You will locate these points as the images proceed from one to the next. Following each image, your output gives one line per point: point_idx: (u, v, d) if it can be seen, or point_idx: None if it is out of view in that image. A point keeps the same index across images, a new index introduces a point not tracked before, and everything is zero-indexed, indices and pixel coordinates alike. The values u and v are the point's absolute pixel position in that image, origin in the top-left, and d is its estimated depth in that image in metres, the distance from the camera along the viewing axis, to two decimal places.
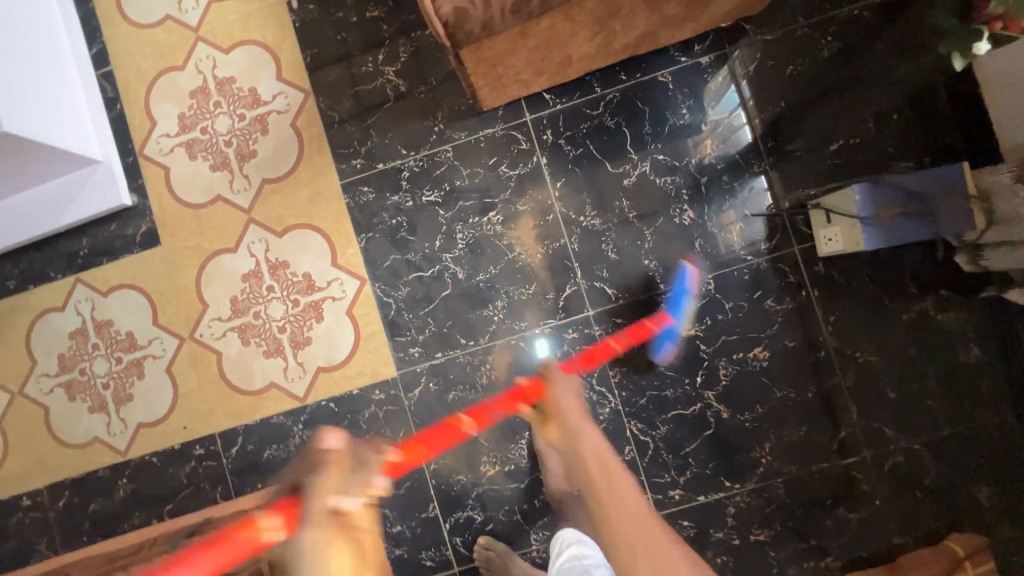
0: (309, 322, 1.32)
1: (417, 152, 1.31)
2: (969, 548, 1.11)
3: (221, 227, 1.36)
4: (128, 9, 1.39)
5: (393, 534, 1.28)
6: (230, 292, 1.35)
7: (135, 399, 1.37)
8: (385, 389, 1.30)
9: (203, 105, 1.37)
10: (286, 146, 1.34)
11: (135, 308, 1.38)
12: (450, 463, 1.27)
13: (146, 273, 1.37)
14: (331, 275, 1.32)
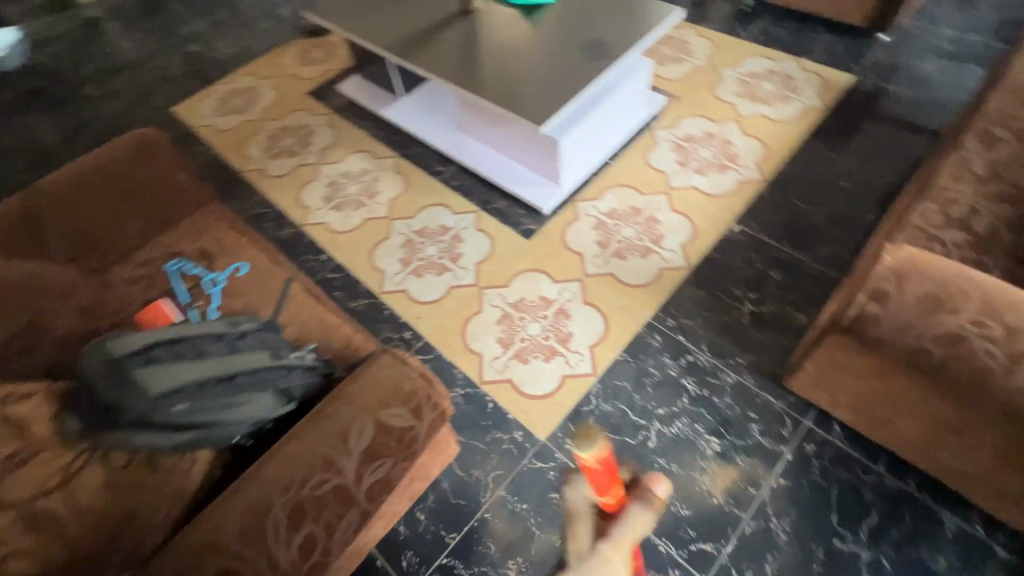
0: (538, 355, 1.60)
1: (711, 356, 1.54)
2: None
3: (563, 266, 1.79)
4: (651, 153, 2.03)
5: (415, 514, 1.38)
6: (524, 293, 1.75)
7: (418, 278, 1.84)
8: (525, 437, 1.46)
9: (630, 215, 1.88)
10: (645, 273, 1.74)
11: (477, 247, 1.88)
12: (500, 529, 1.34)
13: (504, 240, 1.88)
14: (581, 350, 1.60)
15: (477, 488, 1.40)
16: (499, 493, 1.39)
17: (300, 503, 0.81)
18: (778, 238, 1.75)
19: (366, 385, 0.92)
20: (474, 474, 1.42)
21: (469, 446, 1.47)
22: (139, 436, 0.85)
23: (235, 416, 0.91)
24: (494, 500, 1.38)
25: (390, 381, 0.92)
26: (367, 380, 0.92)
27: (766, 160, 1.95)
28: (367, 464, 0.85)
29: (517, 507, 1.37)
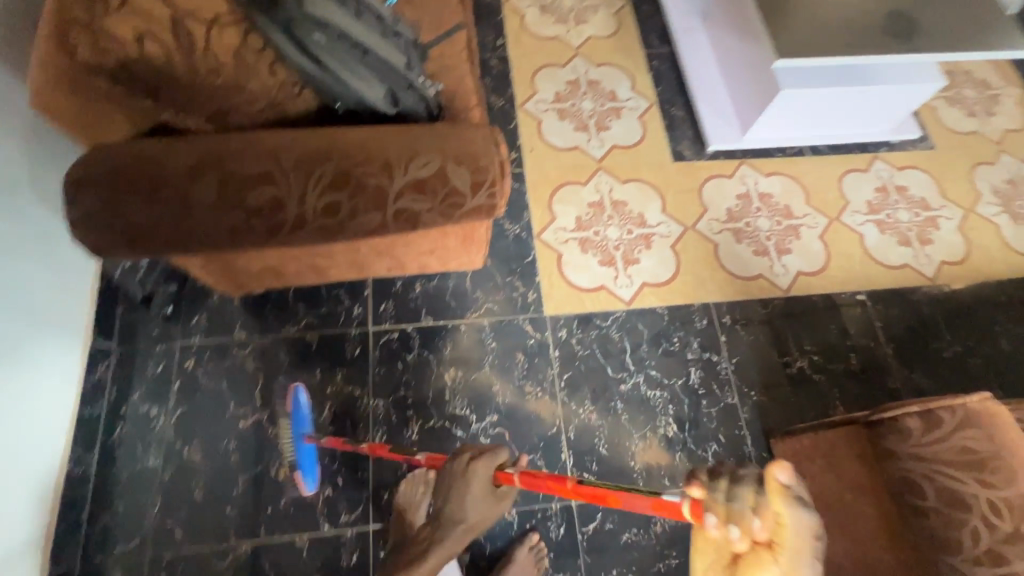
0: (598, 254, 1.59)
1: (731, 372, 1.48)
2: None
3: (681, 205, 1.68)
4: (851, 175, 1.77)
5: (413, 282, 1.50)
6: (630, 199, 1.68)
7: (558, 118, 1.78)
8: (534, 301, 1.51)
9: (778, 212, 1.70)
10: (744, 266, 1.61)
11: (626, 132, 1.78)
12: (462, 343, 1.45)
13: (652, 144, 1.77)
14: (634, 278, 1.56)
15: (469, 303, 1.50)
16: (482, 321, 1.48)
17: (347, 176, 0.89)
18: (892, 338, 1.56)
19: (454, 137, 0.95)
20: (475, 294, 1.51)
21: (488, 272, 1.54)
22: (273, 33, 0.90)
23: (355, 91, 0.96)
24: (475, 322, 1.48)
25: (476, 149, 0.94)
26: (459, 134, 0.95)
27: (953, 268, 1.66)
28: (411, 193, 0.92)
29: (486, 341, 1.46)
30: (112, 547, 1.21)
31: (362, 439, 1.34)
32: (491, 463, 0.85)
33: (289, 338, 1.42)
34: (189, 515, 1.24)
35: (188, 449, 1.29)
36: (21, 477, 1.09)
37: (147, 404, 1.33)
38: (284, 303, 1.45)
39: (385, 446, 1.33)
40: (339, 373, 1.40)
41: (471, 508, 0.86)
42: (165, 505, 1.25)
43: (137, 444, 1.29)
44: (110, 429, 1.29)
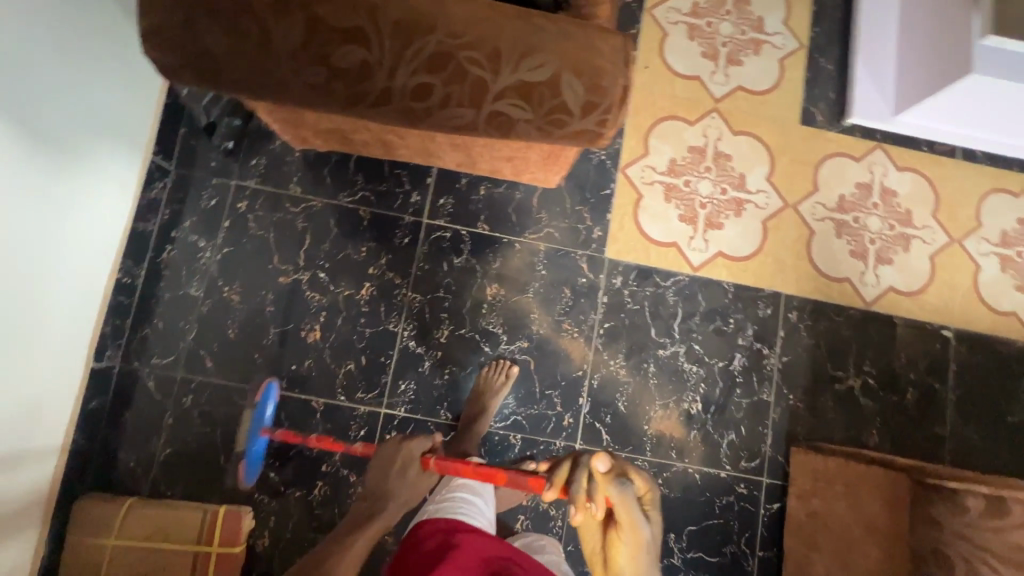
0: (680, 207, 1.44)
1: (776, 369, 1.40)
2: None
3: (790, 177, 1.48)
4: (998, 196, 1.51)
5: (479, 184, 1.40)
6: (734, 155, 1.48)
7: (688, 36, 1.52)
8: (598, 239, 1.41)
9: (896, 214, 1.48)
10: (833, 264, 1.45)
11: (760, 73, 1.52)
12: (512, 261, 1.38)
13: (784, 97, 1.51)
14: (710, 244, 1.43)
15: (530, 222, 1.40)
16: (539, 244, 1.39)
17: (449, 56, 0.76)
18: (962, 385, 1.42)
19: (581, 41, 0.79)
20: (538, 214, 1.40)
21: (560, 194, 1.42)
22: None
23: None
24: (531, 244, 1.39)
25: (600, 63, 0.79)
26: (587, 38, 0.79)
27: None
28: (512, 96, 0.79)
29: (537, 266, 1.38)
30: (149, 357, 1.28)
31: (392, 327, 1.34)
32: (419, 444, 0.96)
33: (342, 208, 1.37)
34: (220, 349, 1.30)
35: (228, 288, 1.32)
36: (78, 275, 1.12)
37: (196, 234, 1.33)
38: (344, 169, 1.38)
39: (412, 340, 1.34)
40: (384, 257, 1.36)
41: (396, 487, 0.94)
42: (200, 334, 1.30)
43: (182, 270, 1.32)
44: (160, 249, 1.31)
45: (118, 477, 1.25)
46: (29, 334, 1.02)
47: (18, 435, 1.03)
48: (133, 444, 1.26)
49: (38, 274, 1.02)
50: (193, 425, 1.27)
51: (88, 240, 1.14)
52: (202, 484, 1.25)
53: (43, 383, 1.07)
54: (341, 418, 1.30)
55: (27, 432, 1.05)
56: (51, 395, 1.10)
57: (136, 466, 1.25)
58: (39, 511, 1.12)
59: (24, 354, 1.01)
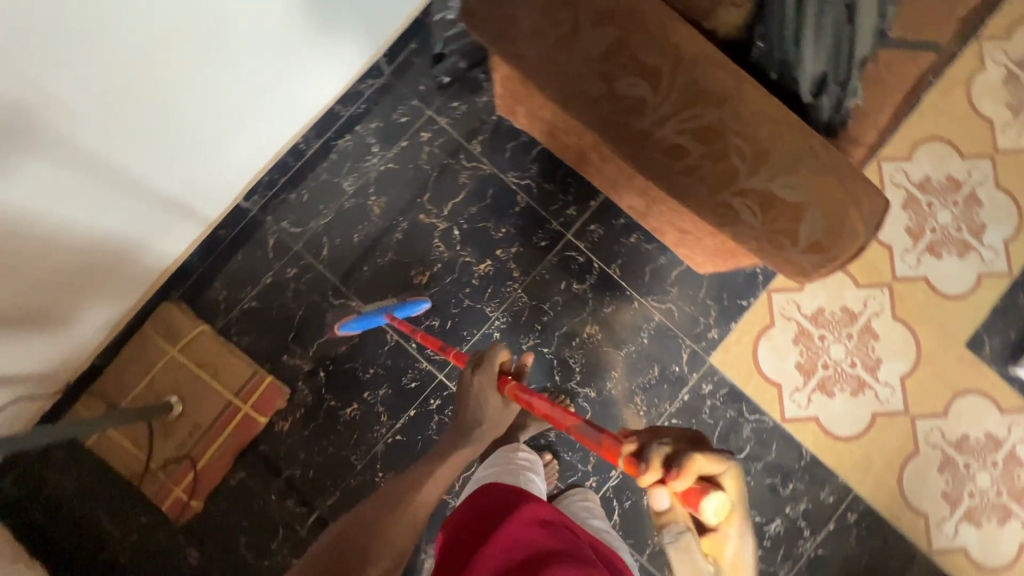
0: (803, 355, 1.38)
1: (807, 556, 1.33)
2: (188, 507, 1.24)
3: (924, 388, 1.39)
4: None
5: (633, 230, 1.39)
6: (882, 337, 1.40)
7: (901, 205, 1.45)
8: (710, 340, 1.37)
9: (1010, 485, 1.36)
10: (919, 494, 1.35)
11: (951, 277, 1.42)
12: (623, 315, 1.37)
13: (962, 311, 1.41)
14: (810, 405, 1.37)
15: (659, 290, 1.38)
16: (655, 314, 1.38)
17: (720, 135, 0.76)
18: None
19: (844, 186, 0.77)
20: (670, 287, 1.38)
21: (699, 280, 1.39)
22: None
23: (776, 41, 0.83)
24: (648, 309, 1.38)
25: (850, 214, 0.77)
26: (850, 186, 0.77)
27: None
28: (752, 200, 0.78)
29: (642, 333, 1.37)
30: (282, 219, 1.36)
31: (488, 310, 1.36)
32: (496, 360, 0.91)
33: (505, 184, 1.40)
34: (339, 245, 1.36)
35: (374, 199, 1.37)
36: (273, 124, 1.24)
37: (374, 138, 1.39)
38: (526, 152, 1.40)
39: (498, 332, 1.36)
40: (515, 247, 1.38)
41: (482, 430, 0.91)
42: (332, 223, 1.36)
43: (346, 162, 1.38)
44: (339, 133, 1.38)
45: (202, 301, 1.33)
46: (212, 151, 1.14)
47: (163, 223, 1.17)
48: (230, 281, 1.34)
49: (249, 105, 1.14)
50: (283, 295, 1.34)
51: (295, 99, 1.24)
52: (265, 347, 1.32)
53: (202, 194, 1.21)
54: (403, 362, 1.33)
55: (172, 224, 1.19)
56: (205, 206, 1.24)
57: (221, 302, 1.33)
58: (145, 287, 1.26)
59: (200, 165, 1.14)
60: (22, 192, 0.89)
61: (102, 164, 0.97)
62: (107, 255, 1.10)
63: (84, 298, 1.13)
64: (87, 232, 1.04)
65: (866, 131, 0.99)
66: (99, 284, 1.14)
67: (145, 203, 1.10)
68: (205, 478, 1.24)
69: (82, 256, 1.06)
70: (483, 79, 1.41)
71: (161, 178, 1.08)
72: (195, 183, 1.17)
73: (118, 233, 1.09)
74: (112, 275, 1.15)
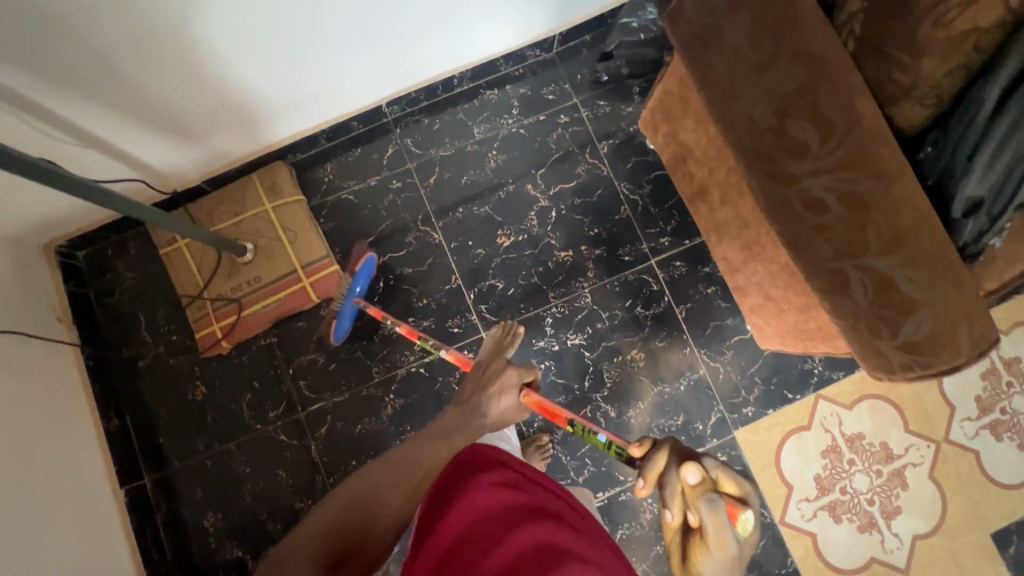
0: (826, 471, 1.35)
1: None
2: (217, 346, 1.30)
3: (933, 557, 1.33)
4: None
5: (713, 282, 1.40)
6: (910, 488, 1.35)
7: (980, 375, 1.41)
8: (742, 415, 1.36)
9: None
10: None
11: (1003, 463, 1.37)
12: (670, 355, 1.38)
13: (1000, 500, 1.35)
14: (814, 521, 1.33)
15: (714, 347, 1.38)
16: (701, 367, 1.37)
17: (866, 206, 0.77)
18: None
19: (967, 301, 0.76)
20: (725, 349, 1.38)
21: (755, 355, 1.38)
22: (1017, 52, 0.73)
23: (942, 150, 0.85)
24: (696, 360, 1.38)
25: (959, 331, 0.76)
26: (974, 305, 0.76)
27: None
28: (869, 278, 0.78)
29: (682, 379, 1.37)
30: (408, 136, 1.44)
31: (550, 294, 1.39)
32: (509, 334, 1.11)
33: (614, 191, 1.43)
34: (446, 180, 1.42)
35: (494, 154, 1.44)
36: (435, 52, 1.31)
37: (518, 103, 1.46)
38: (646, 171, 1.44)
39: (550, 319, 1.38)
40: (599, 249, 1.41)
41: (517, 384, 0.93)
42: (449, 158, 1.43)
43: (485, 112, 1.45)
44: (490, 85, 1.46)
45: (309, 176, 1.41)
46: (377, 49, 1.22)
47: (307, 91, 1.25)
48: (340, 170, 1.42)
49: (421, 30, 1.22)
50: (379, 201, 1.41)
51: (464, 38, 1.31)
52: (343, 238, 1.39)
53: (350, 84, 1.29)
54: (454, 306, 1.37)
55: (313, 96, 1.27)
56: (346, 96, 1.32)
57: (324, 184, 1.41)
58: (266, 144, 1.35)
59: (361, 56, 1.22)
60: (214, 10, 0.98)
61: (289, 18, 1.05)
62: (251, 97, 1.19)
63: (215, 125, 1.22)
64: (247, 69, 1.13)
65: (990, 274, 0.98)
66: (232, 119, 1.23)
67: (302, 67, 1.18)
68: (242, 328, 1.30)
69: (233, 86, 1.15)
70: (636, 92, 1.46)
71: (325, 51, 1.17)
72: (344, 79, 1.27)
73: (269, 83, 1.18)
74: (247, 117, 1.24)
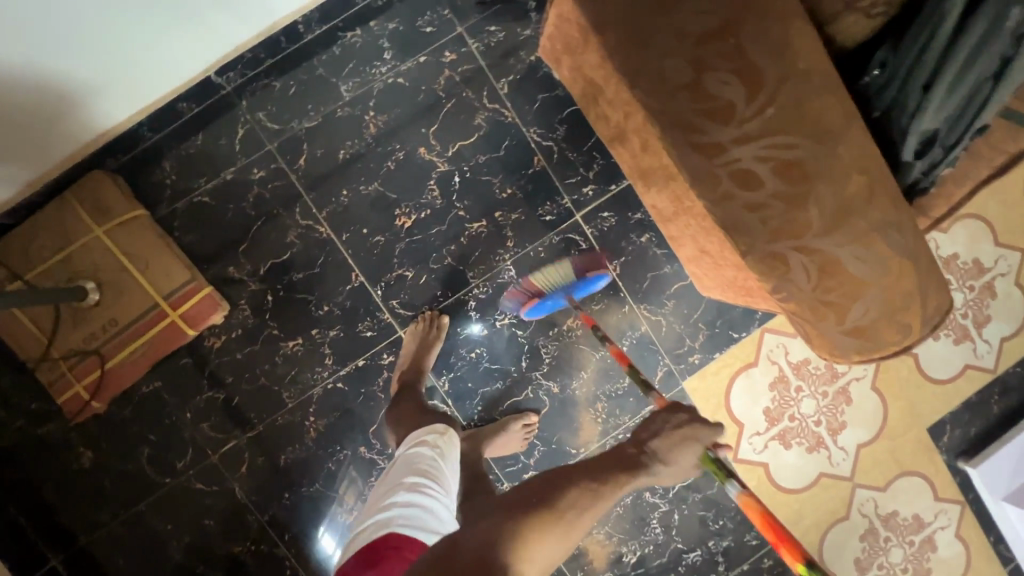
0: (774, 402, 1.33)
1: None
2: (88, 407, 1.10)
3: (874, 461, 1.38)
4: None
5: (646, 229, 1.26)
6: (853, 401, 1.37)
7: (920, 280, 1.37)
8: (690, 364, 1.30)
9: (918, 565, 1.39)
10: (833, 553, 1.37)
11: (937, 361, 1.39)
12: (610, 318, 1.27)
13: (935, 397, 1.39)
14: (764, 452, 1.34)
15: (654, 300, 1.28)
16: (643, 324, 1.28)
17: (805, 178, 0.63)
18: None
19: (915, 271, 0.66)
20: (667, 299, 1.28)
21: (696, 301, 1.29)
22: None
23: (896, 71, 0.68)
24: (637, 317, 1.28)
25: (908, 307, 0.66)
26: (922, 275, 0.67)
27: None
28: (811, 260, 0.65)
29: (624, 339, 1.28)
30: (259, 109, 1.14)
31: (470, 275, 1.22)
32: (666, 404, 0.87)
33: (525, 140, 1.22)
34: (321, 158, 1.17)
35: (373, 115, 1.17)
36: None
37: (389, 43, 1.17)
38: (557, 109, 1.22)
39: (473, 302, 1.23)
40: (517, 213, 1.23)
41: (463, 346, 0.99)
42: (316, 130, 1.16)
43: (350, 61, 1.16)
44: (348, 25, 1.15)
45: (145, 179, 1.13)
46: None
47: (117, 74, 0.98)
48: (181, 166, 1.14)
49: None
50: (243, 198, 1.16)
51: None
52: (210, 252, 1.15)
53: (169, 57, 1.02)
54: (363, 307, 1.20)
55: (127, 78, 1.00)
56: (179, 61, 1.04)
57: (168, 187, 1.14)
58: (92, 139, 1.08)
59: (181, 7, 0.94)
60: None
61: None
62: (48, 91, 0.92)
63: (18, 135, 0.96)
64: (23, 55, 0.85)
65: (935, 201, 0.87)
66: (37, 123, 0.96)
67: (103, 37, 0.90)
68: (111, 382, 1.09)
69: (16, 82, 0.88)
70: (532, 9, 1.19)
71: (126, 9, 0.88)
72: (157, 61, 1.01)
73: (67, 65, 0.90)
74: (55, 114, 0.97)
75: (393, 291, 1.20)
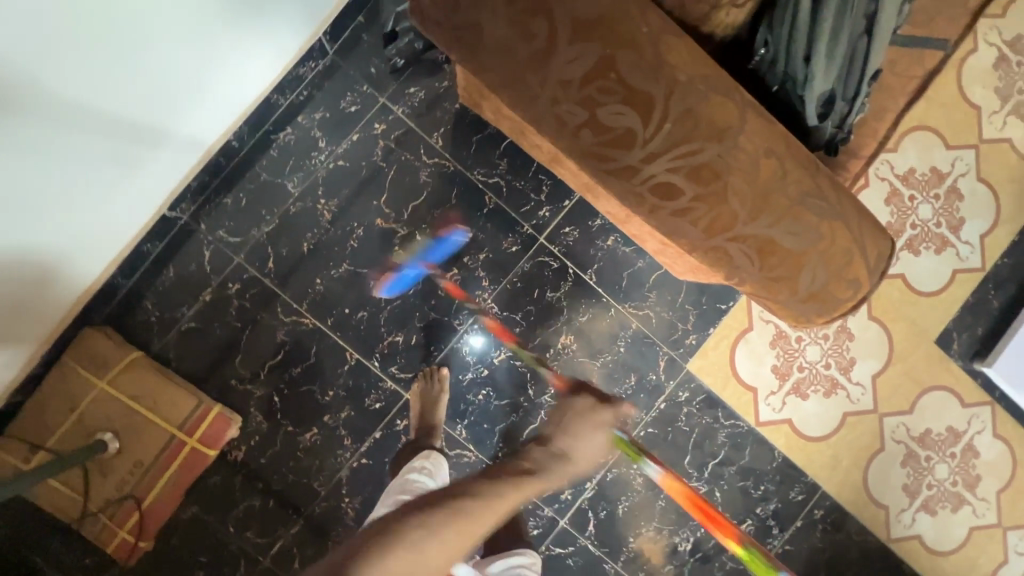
0: (779, 359, 1.36)
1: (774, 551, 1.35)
2: (137, 547, 1.14)
3: (893, 387, 1.39)
4: None
5: (610, 233, 1.30)
6: (855, 335, 1.38)
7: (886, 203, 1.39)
8: (688, 346, 1.33)
9: (965, 475, 1.40)
10: (880, 487, 1.38)
11: (926, 275, 1.40)
12: (600, 324, 1.30)
13: (933, 309, 1.41)
14: (784, 408, 1.36)
15: (636, 296, 1.31)
16: (633, 321, 1.31)
17: (718, 175, 0.66)
18: None
19: (847, 228, 0.69)
20: (648, 292, 1.31)
21: (676, 286, 1.32)
22: None
23: (777, 47, 0.72)
24: (625, 317, 1.31)
25: (850, 263, 0.70)
26: (855, 229, 0.70)
27: None
28: (749, 246, 0.69)
29: (619, 341, 1.31)
30: (218, 227, 1.20)
31: (456, 323, 1.26)
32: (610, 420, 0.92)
33: (471, 183, 1.26)
34: (287, 255, 1.22)
35: (324, 202, 1.22)
36: (215, 102, 1.08)
37: (320, 131, 1.22)
38: (493, 146, 1.26)
39: (466, 347, 1.27)
40: (483, 252, 1.27)
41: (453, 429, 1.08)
42: (277, 231, 1.21)
43: (290, 159, 1.21)
44: (279, 126, 1.21)
45: (132, 322, 1.18)
46: (144, 139, 1.00)
47: (86, 237, 1.03)
48: (161, 300, 1.19)
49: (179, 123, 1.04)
50: (226, 313, 1.21)
51: (231, 80, 1.08)
52: (210, 372, 1.20)
53: (127, 207, 1.07)
54: (365, 382, 1.24)
55: (96, 238, 1.06)
56: (139, 202, 1.09)
57: (155, 322, 1.19)
58: (80, 293, 1.12)
59: (132, 154, 1.00)
60: None
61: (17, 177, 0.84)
62: (29, 276, 0.97)
63: (19, 306, 1.00)
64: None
65: (864, 142, 0.90)
66: (32, 291, 1.00)
67: (65, 211, 0.95)
68: (151, 519, 1.14)
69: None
70: (443, 61, 1.24)
71: (76, 179, 0.93)
72: (119, 214, 1.06)
73: (43, 247, 0.96)
74: (40, 293, 1.02)
75: (389, 359, 1.24)
